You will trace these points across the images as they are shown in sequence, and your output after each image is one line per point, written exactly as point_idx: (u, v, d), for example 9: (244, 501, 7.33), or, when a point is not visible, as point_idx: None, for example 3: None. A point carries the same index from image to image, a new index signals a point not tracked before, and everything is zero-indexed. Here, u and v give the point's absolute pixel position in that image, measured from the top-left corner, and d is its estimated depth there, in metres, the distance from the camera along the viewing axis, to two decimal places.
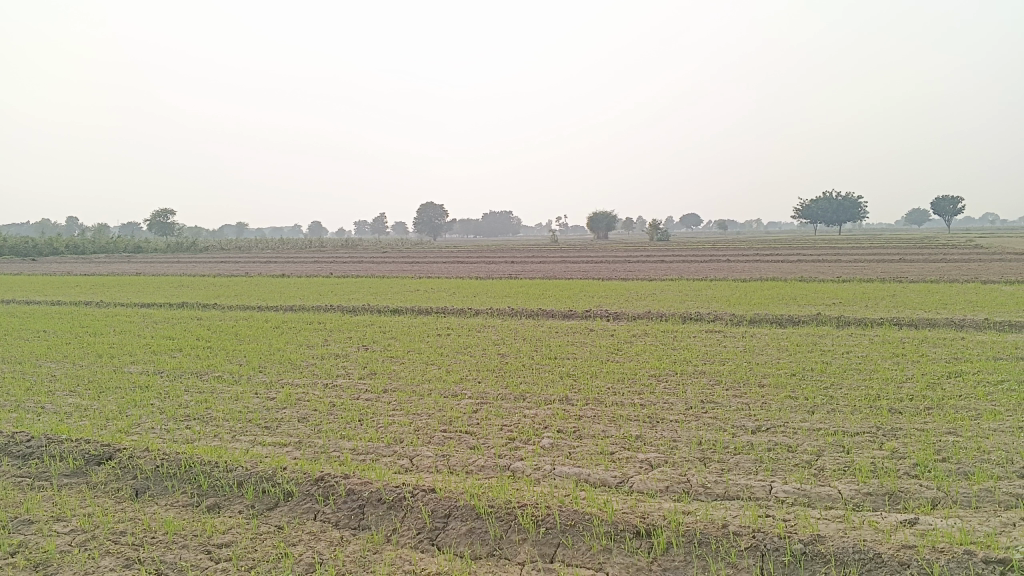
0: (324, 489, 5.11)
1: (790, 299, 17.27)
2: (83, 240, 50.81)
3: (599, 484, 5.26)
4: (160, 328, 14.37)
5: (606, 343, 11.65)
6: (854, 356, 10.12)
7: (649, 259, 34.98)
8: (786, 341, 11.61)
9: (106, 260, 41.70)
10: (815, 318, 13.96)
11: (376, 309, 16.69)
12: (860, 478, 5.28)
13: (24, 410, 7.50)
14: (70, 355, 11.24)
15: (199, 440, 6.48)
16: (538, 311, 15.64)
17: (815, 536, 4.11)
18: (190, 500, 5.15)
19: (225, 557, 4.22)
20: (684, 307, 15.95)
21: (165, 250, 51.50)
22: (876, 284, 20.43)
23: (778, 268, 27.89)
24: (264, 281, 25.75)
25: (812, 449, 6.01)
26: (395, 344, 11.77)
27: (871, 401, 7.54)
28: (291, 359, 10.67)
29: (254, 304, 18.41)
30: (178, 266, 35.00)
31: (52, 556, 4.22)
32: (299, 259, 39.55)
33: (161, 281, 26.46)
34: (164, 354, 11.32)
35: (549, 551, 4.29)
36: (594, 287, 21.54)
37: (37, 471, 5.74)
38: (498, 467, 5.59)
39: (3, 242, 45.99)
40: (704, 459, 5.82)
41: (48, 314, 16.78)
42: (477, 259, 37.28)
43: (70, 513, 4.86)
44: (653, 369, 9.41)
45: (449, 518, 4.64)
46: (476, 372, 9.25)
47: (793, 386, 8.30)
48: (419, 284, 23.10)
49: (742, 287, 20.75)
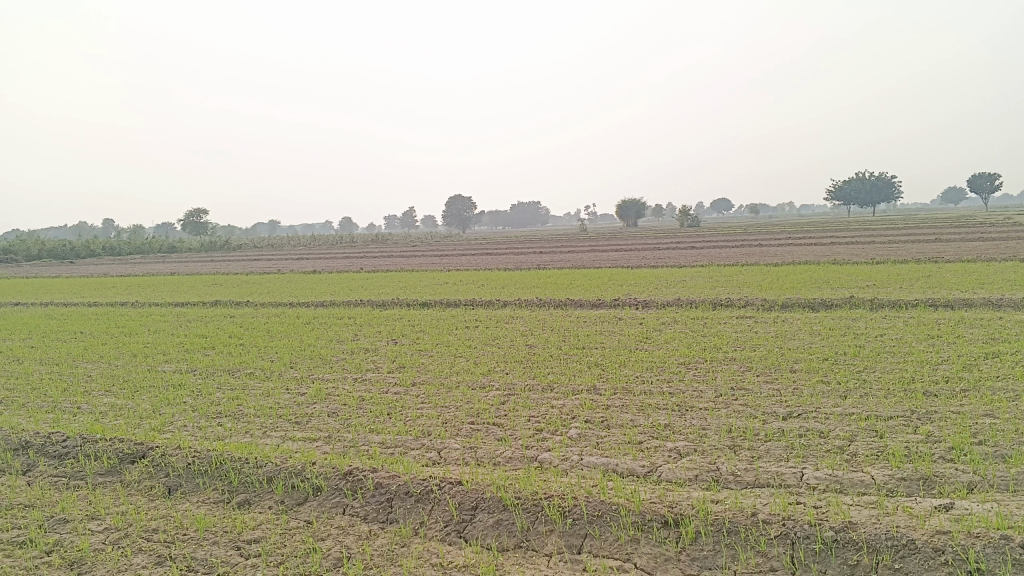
0: (352, 483, 5.14)
1: (824, 283, 17.01)
2: (118, 241, 51.57)
3: (628, 473, 5.23)
4: (193, 327, 14.54)
5: (635, 331, 11.58)
6: (888, 339, 9.93)
7: (680, 245, 34.70)
8: (818, 326, 11.44)
9: (142, 261, 42.40)
10: (848, 301, 13.75)
11: (405, 302, 16.74)
12: (894, 463, 5.18)
13: (61, 411, 7.62)
14: (106, 355, 11.42)
15: (231, 436, 6.56)
16: (567, 301, 15.58)
17: (846, 523, 4.05)
18: (222, 497, 5.21)
19: (255, 553, 4.26)
20: (714, 293, 15.81)
21: (198, 249, 52.22)
22: (911, 265, 20.05)
23: (810, 251, 27.56)
24: (297, 278, 25.98)
25: (844, 434, 5.91)
26: (423, 337, 11.80)
27: (905, 384, 7.42)
28: (321, 354, 10.74)
29: (285, 301, 18.56)
30: (210, 265, 35.33)
31: (86, 554, 4.29)
32: (330, 256, 39.85)
33: (196, 280, 26.82)
34: (197, 352, 11.46)
35: (576, 542, 4.27)
36: (624, 275, 21.43)
37: (73, 470, 5.84)
38: (525, 459, 5.57)
39: (41, 246, 46.87)
40: (734, 447, 5.76)
41: (85, 316, 17.09)
42: (506, 250, 37.24)
43: (105, 512, 4.93)
44: (683, 357, 9.33)
45: (476, 510, 4.64)
46: (504, 363, 9.24)
47: (826, 371, 8.19)
48: (448, 277, 23.14)
49: (773, 271, 20.49)
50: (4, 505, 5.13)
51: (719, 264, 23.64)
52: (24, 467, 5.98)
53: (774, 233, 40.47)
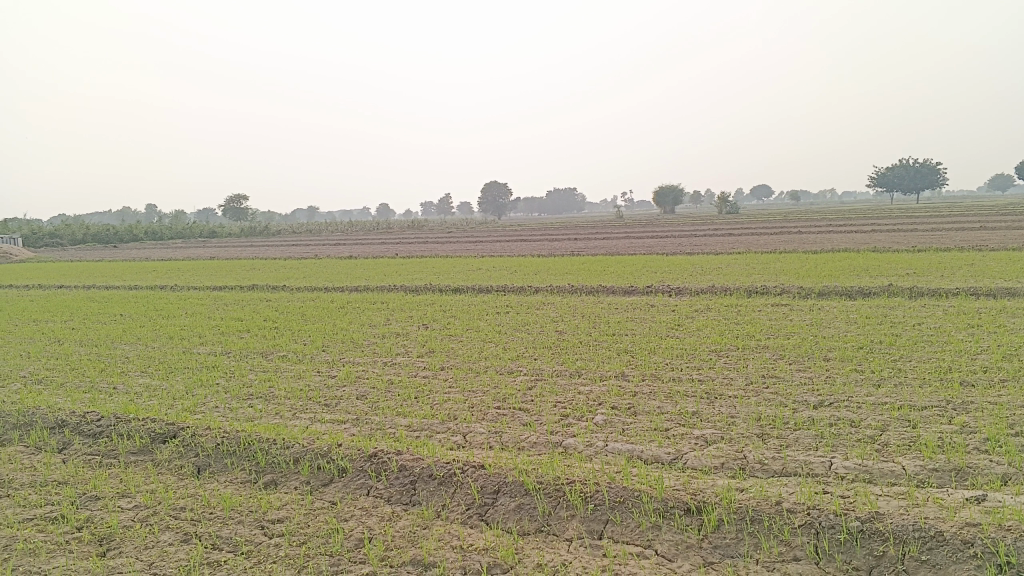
0: (376, 465, 5.17)
1: (862, 271, 16.70)
2: (161, 226, 52.41)
3: (652, 461, 5.19)
4: (229, 310, 14.74)
5: (667, 318, 11.49)
6: (926, 328, 9.72)
7: (717, 232, 34.31)
8: (854, 314, 11.26)
9: (184, 246, 43.06)
10: (887, 290, 13.49)
11: (438, 288, 16.79)
12: (926, 454, 5.08)
13: (97, 391, 7.78)
14: (143, 337, 11.62)
15: (261, 417, 6.65)
16: (599, 288, 15.51)
17: (873, 514, 3.97)
18: (249, 477, 5.28)
19: (279, 533, 4.31)
20: (749, 280, 15.63)
21: (238, 235, 52.90)
22: (953, 253, 19.62)
23: (849, 239, 27.11)
24: (333, 263, 26.21)
25: (876, 424, 5.80)
26: (454, 322, 11.84)
27: (941, 374, 7.27)
28: (353, 338, 10.82)
29: (320, 286, 18.75)
30: (249, 250, 35.76)
31: (115, 531, 4.37)
32: (366, 241, 40.12)
33: (235, 265, 27.19)
34: (232, 335, 11.62)
35: (597, 527, 4.25)
36: (658, 262, 21.26)
37: (106, 448, 5.96)
38: (550, 444, 5.56)
39: (85, 230, 47.84)
40: (762, 435, 5.68)
41: (125, 298, 17.42)
42: (542, 237, 37.13)
43: (135, 490, 5.02)
44: (714, 344, 9.23)
45: (498, 494, 4.64)
46: (533, 348, 9.24)
47: (860, 359, 8.06)
48: (482, 262, 23.17)
49: (811, 259, 20.20)
50: (39, 481, 5.25)
51: (755, 252, 23.34)
52: (59, 445, 6.12)
53: (813, 220, 39.85)
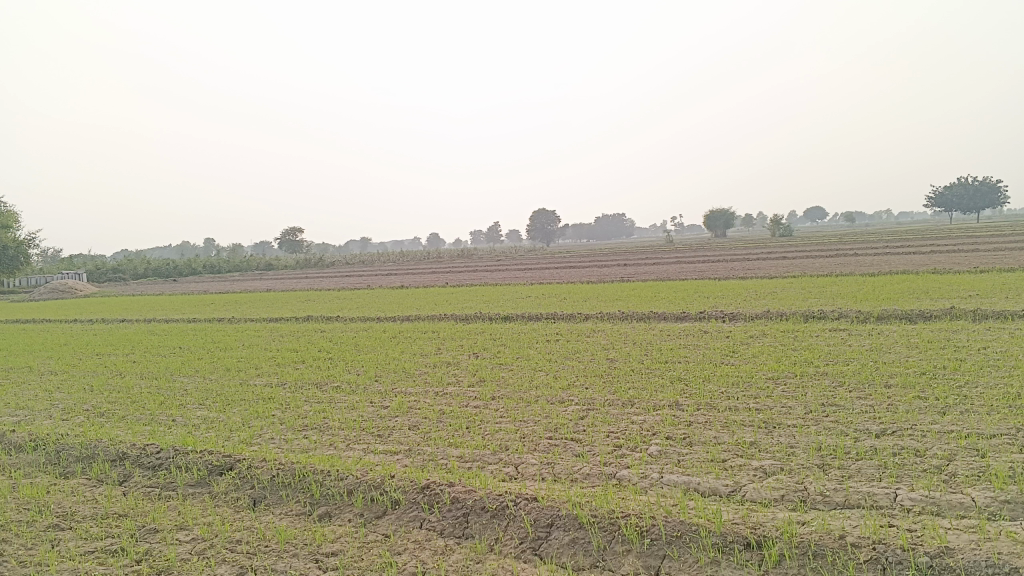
0: (429, 497, 5.15)
1: (923, 293, 16.29)
2: (217, 259, 53.62)
3: (709, 493, 5.08)
4: (285, 342, 14.96)
5: (721, 344, 11.31)
6: (992, 352, 9.40)
7: (770, 256, 33.81)
8: (915, 338, 10.92)
9: (241, 279, 43.97)
10: (949, 312, 13.12)
11: (488, 317, 16.82)
12: (997, 485, 4.87)
13: (157, 423, 7.93)
14: (202, 369, 11.85)
15: (315, 448, 6.70)
16: (651, 314, 15.38)
17: (942, 549, 3.82)
18: (304, 509, 5.31)
19: (333, 566, 4.31)
20: (806, 305, 15.33)
21: (293, 266, 54.01)
22: (1018, 274, 19.02)
23: (908, 260, 26.41)
24: (385, 293, 26.48)
25: (942, 453, 5.60)
26: (505, 351, 11.83)
27: (1010, 400, 6.99)
28: (405, 368, 10.88)
29: (373, 316, 18.94)
30: (304, 282, 36.54)
31: (173, 564, 4.42)
32: (418, 271, 40.44)
33: (289, 296, 27.64)
34: (287, 366, 11.77)
35: (654, 563, 4.16)
36: (710, 287, 21.00)
37: (165, 480, 6.06)
38: (603, 475, 5.49)
39: (146, 264, 49.21)
40: (823, 466, 5.52)
41: (184, 331, 17.81)
42: (592, 263, 37.01)
43: (193, 522, 5.09)
44: (771, 372, 9.03)
45: (552, 528, 4.58)
46: (585, 377, 9.17)
47: (924, 386, 7.80)
48: (533, 290, 23.18)
49: (868, 282, 19.75)
50: (100, 513, 5.36)
51: (811, 275, 22.95)
52: (120, 478, 6.24)
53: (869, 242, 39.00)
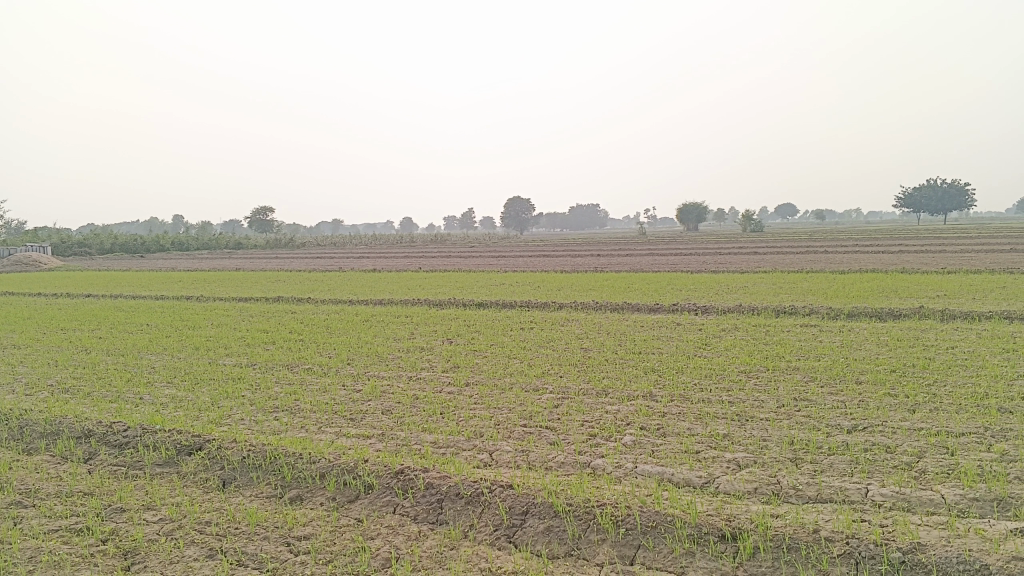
0: (403, 483, 5.11)
1: (891, 292, 16.51)
2: (186, 237, 52.88)
3: (683, 484, 5.10)
4: (255, 322, 14.78)
5: (694, 337, 11.36)
6: (959, 352, 9.54)
7: (742, 251, 34.06)
8: (885, 336, 11.06)
9: (210, 256, 43.44)
10: (918, 312, 13.29)
11: (462, 303, 16.75)
12: (966, 482, 4.93)
13: (124, 401, 7.80)
14: (170, 347, 11.67)
15: (286, 430, 6.62)
16: (624, 305, 15.41)
17: (914, 545, 3.86)
18: (274, 492, 5.23)
19: (304, 550, 4.25)
20: (777, 300, 15.45)
21: (265, 246, 53.50)
22: (984, 275, 19.35)
23: (877, 259, 26.75)
24: (358, 276, 26.28)
25: (912, 450, 5.66)
26: (478, 337, 11.78)
27: (978, 400, 7.09)
28: (377, 352, 10.80)
29: (345, 299, 18.79)
30: (275, 262, 36.24)
31: (140, 545, 4.34)
32: (390, 254, 40.28)
33: (259, 276, 27.32)
34: (258, 347, 11.63)
35: (629, 552, 4.16)
36: (683, 280, 21.13)
37: (132, 459, 5.95)
38: (577, 464, 5.48)
39: (113, 239, 48.36)
40: (796, 460, 5.56)
41: (152, 308, 17.55)
42: (565, 253, 37.06)
43: (160, 502, 5.00)
44: (743, 365, 9.08)
45: (527, 515, 4.57)
46: (559, 366, 9.16)
47: (893, 383, 7.89)
48: (507, 278, 23.14)
49: (838, 279, 19.96)
50: (65, 491, 5.25)
51: (782, 271, 23.15)
52: (85, 455, 6.12)
53: (838, 240, 39.41)
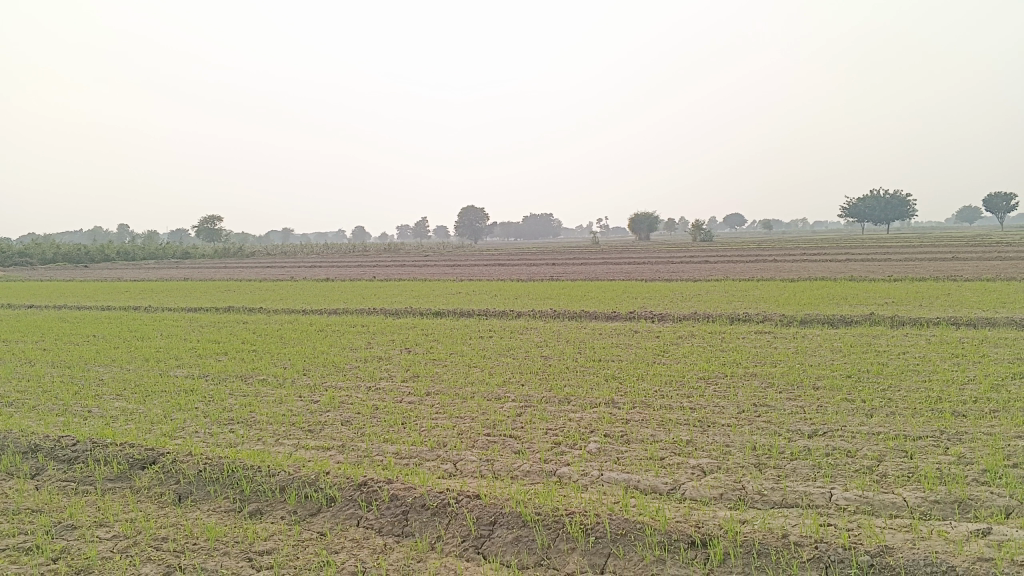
0: (366, 494, 5.00)
1: (841, 299, 16.86)
2: (133, 246, 51.64)
3: (650, 491, 5.08)
4: (206, 333, 14.45)
5: (652, 344, 11.41)
6: (911, 357, 9.73)
7: (695, 260, 34.49)
8: (838, 342, 11.25)
9: (157, 266, 42.45)
10: (868, 318, 13.55)
11: (418, 311, 16.64)
12: (926, 485, 5.00)
13: (71, 414, 7.52)
14: (118, 359, 11.32)
15: (243, 443, 6.45)
16: (582, 313, 15.44)
17: (882, 548, 3.89)
18: (233, 506, 5.09)
19: (267, 565, 4.13)
20: (732, 308, 15.65)
21: (214, 255, 52.57)
22: (929, 283, 19.86)
23: (825, 267, 27.33)
24: (311, 286, 25.92)
25: (872, 454, 5.73)
26: (437, 346, 11.68)
27: (932, 404, 7.23)
28: (334, 362, 10.62)
29: (299, 308, 18.49)
30: (225, 271, 35.56)
31: (94, 563, 4.17)
32: (344, 264, 39.86)
33: (208, 286, 26.77)
34: (210, 358, 11.35)
35: (599, 561, 4.12)
36: (638, 288, 21.27)
37: (82, 475, 5.73)
38: (544, 473, 5.43)
39: (56, 249, 47.09)
40: (759, 465, 5.59)
41: (98, 320, 17.06)
42: (520, 262, 37.07)
43: (113, 519, 4.82)
44: (702, 372, 9.15)
45: (494, 526, 4.50)
46: (519, 374, 9.11)
47: (850, 389, 8.01)
48: (462, 287, 23.04)
49: (790, 287, 20.29)
50: (11, 509, 5.03)
51: (734, 279, 23.49)
52: (32, 471, 5.89)
53: (787, 249, 40.15)
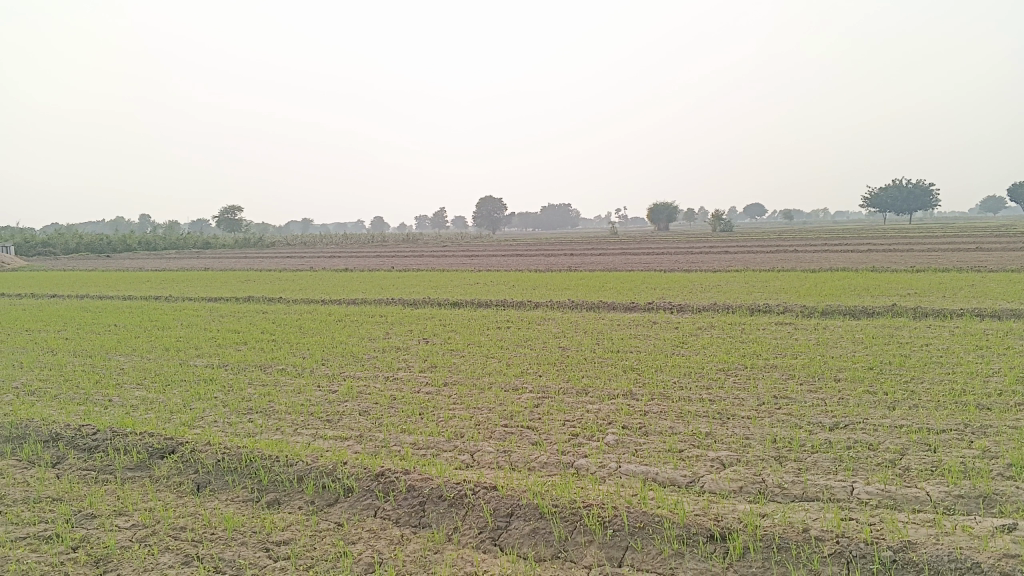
0: (383, 485, 4.99)
1: (862, 290, 16.68)
2: (154, 236, 52.05)
3: (669, 483, 5.04)
4: (225, 322, 14.53)
5: (670, 335, 11.34)
6: (934, 349, 9.60)
7: (714, 250, 34.27)
8: (859, 334, 11.11)
9: (178, 256, 42.80)
10: (890, 309, 13.39)
11: (436, 302, 16.63)
12: (950, 480, 4.92)
13: (92, 403, 7.58)
14: (139, 348, 11.40)
15: (261, 433, 6.46)
16: (600, 304, 15.38)
17: (905, 543, 3.83)
18: (251, 496, 5.10)
19: (284, 555, 4.13)
20: (751, 298, 15.52)
21: (235, 245, 52.91)
22: (953, 274, 19.60)
23: (846, 258, 27.07)
24: (329, 275, 26.02)
25: (895, 447, 5.66)
26: (454, 337, 11.66)
27: (956, 396, 7.13)
28: (352, 352, 10.64)
29: (317, 298, 18.55)
30: (245, 262, 35.54)
31: (113, 552, 4.19)
32: (362, 254, 40.00)
33: (228, 276, 26.93)
34: (229, 348, 11.41)
35: (617, 554, 4.09)
36: (656, 279, 21.16)
37: (102, 464, 5.77)
38: (561, 464, 5.40)
39: (79, 239, 47.58)
40: (780, 458, 5.53)
41: (119, 309, 17.21)
42: (538, 252, 37.02)
43: (132, 508, 4.84)
44: (721, 363, 9.08)
45: (512, 518, 4.48)
46: (537, 365, 9.07)
47: (871, 381, 7.91)
48: (480, 277, 23.02)
49: (810, 277, 20.11)
50: (32, 497, 5.07)
51: (754, 270, 23.32)
52: (53, 459, 5.93)
53: (807, 240, 39.81)
